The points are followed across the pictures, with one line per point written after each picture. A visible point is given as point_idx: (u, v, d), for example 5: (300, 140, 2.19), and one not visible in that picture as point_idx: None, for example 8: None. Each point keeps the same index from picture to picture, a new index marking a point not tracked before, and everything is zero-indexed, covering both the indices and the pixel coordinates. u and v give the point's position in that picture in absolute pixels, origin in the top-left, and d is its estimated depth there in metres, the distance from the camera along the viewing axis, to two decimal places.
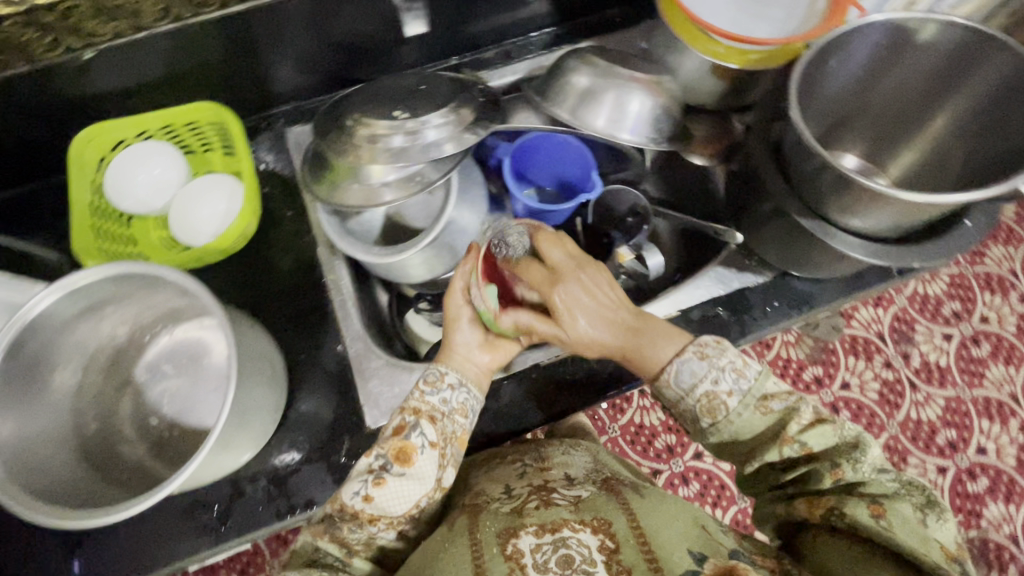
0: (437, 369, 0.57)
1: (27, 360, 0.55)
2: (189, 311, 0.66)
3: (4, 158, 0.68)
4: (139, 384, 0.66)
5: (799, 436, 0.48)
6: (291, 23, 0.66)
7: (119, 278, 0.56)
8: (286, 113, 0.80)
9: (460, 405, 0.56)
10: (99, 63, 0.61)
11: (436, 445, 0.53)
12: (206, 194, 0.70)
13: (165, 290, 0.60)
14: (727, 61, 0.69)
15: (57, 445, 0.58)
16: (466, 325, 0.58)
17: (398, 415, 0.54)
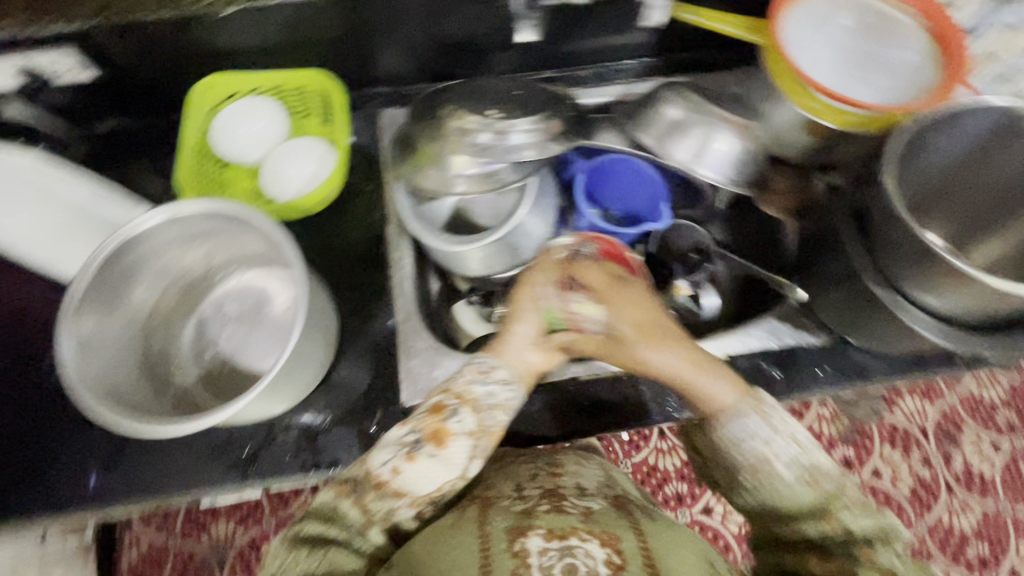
0: (488, 360, 0.57)
1: (120, 271, 0.60)
2: (262, 260, 0.70)
3: (134, 90, 0.75)
4: (202, 316, 0.70)
5: (827, 497, 0.49)
6: (408, 11, 0.70)
7: (214, 216, 0.61)
8: (382, 95, 0.84)
9: (505, 402, 0.55)
10: (234, 20, 0.67)
11: (471, 435, 0.52)
12: (298, 154, 0.74)
13: (249, 236, 0.65)
14: (822, 119, 0.67)
15: (128, 355, 0.63)
16: (526, 320, 0.59)
17: (438, 396, 0.54)
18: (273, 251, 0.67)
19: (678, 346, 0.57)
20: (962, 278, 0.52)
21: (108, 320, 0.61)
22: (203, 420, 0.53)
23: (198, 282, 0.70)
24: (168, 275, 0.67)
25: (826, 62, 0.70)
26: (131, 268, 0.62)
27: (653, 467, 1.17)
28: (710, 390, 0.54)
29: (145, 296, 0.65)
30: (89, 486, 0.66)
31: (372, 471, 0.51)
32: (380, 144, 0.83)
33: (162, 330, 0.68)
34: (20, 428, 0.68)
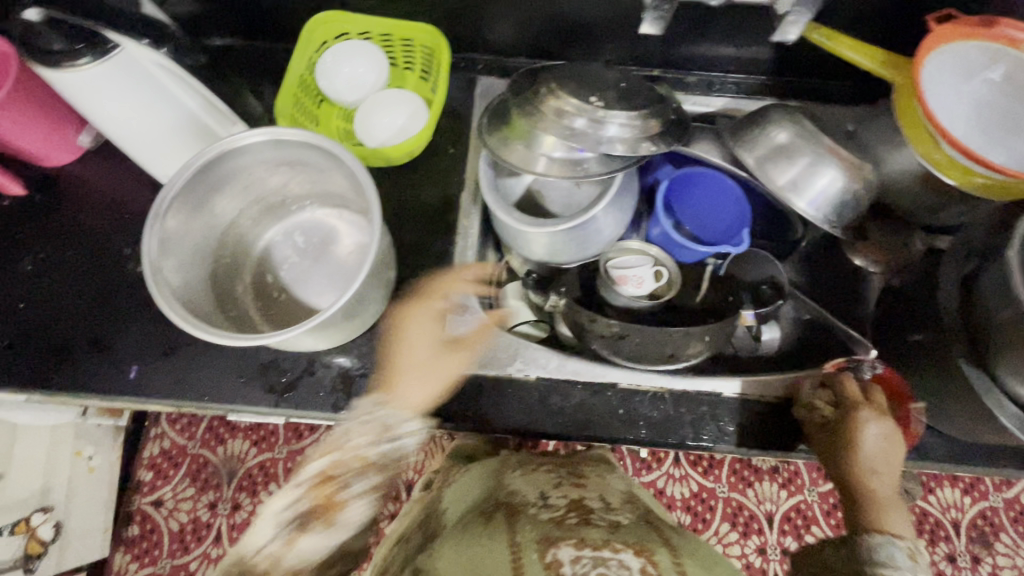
0: (392, 414, 0.57)
1: (213, 180, 0.63)
2: (341, 199, 0.71)
3: (254, 12, 0.77)
4: (275, 241, 0.73)
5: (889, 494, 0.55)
6: None
7: (309, 147, 0.62)
8: (483, 61, 0.83)
9: (400, 448, 0.57)
10: None
11: (374, 489, 0.54)
12: (393, 105, 0.74)
13: (335, 174, 0.66)
14: (945, 173, 0.62)
15: (202, 260, 0.66)
16: (408, 375, 0.61)
17: (313, 480, 0.52)
18: (355, 194, 0.68)
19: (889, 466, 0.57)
20: None
21: (192, 223, 0.64)
22: (260, 337, 0.55)
23: (278, 207, 0.73)
24: (253, 194, 0.69)
25: (965, 115, 0.65)
26: (223, 179, 0.64)
27: (661, 491, 1.15)
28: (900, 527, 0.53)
29: (229, 209, 0.68)
30: (127, 376, 0.69)
31: (249, 551, 0.49)
32: (471, 110, 0.82)
33: (236, 244, 0.71)
34: (89, 308, 0.72)
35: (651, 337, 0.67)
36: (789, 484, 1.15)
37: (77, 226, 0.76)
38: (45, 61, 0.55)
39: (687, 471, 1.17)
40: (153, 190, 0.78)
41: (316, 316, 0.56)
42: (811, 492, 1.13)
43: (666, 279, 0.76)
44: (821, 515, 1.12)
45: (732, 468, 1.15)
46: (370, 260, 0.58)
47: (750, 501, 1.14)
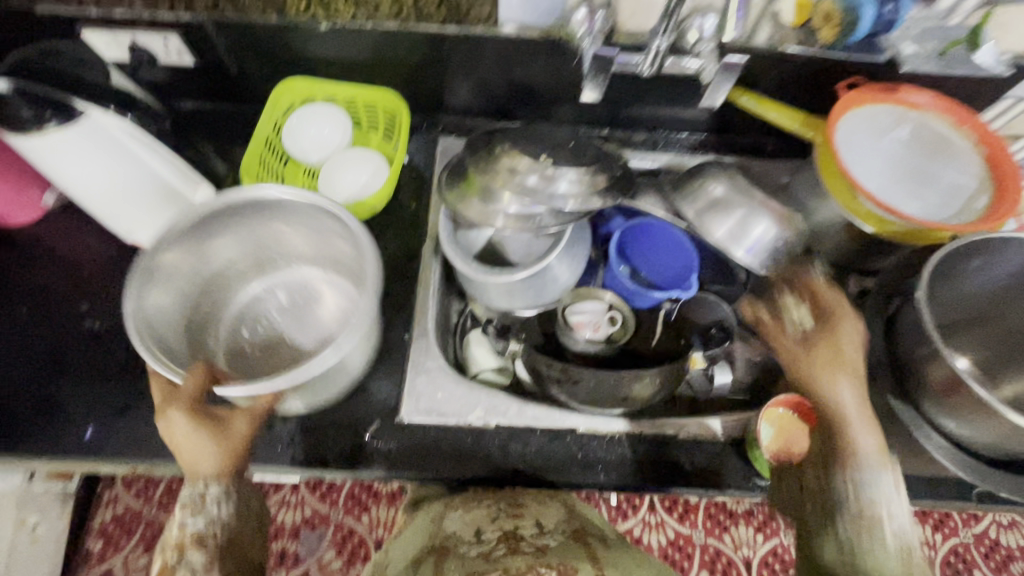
0: (204, 493, 0.54)
1: (212, 224, 0.67)
2: (341, 264, 0.73)
3: (226, 80, 0.82)
4: (257, 296, 0.75)
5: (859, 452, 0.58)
6: (487, 54, 0.75)
7: (316, 208, 0.66)
8: (445, 124, 0.89)
9: (228, 514, 0.55)
10: (328, 34, 0.74)
11: (211, 566, 0.53)
12: (356, 164, 0.78)
13: (339, 240, 0.69)
14: (863, 222, 0.68)
15: (186, 301, 0.68)
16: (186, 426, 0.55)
17: (160, 557, 0.53)
18: (350, 256, 0.70)
19: (868, 430, 0.59)
20: (994, 411, 0.52)
21: (188, 256, 0.67)
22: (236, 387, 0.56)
23: (269, 266, 0.75)
24: (252, 244, 0.72)
25: (878, 169, 0.71)
26: (227, 225, 0.68)
27: (637, 539, 1.14)
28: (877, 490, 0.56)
29: (224, 256, 0.71)
30: (81, 438, 0.66)
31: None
32: (435, 168, 0.87)
33: (219, 293, 0.73)
34: (40, 365, 0.71)
35: (603, 379, 0.68)
36: (763, 525, 1.14)
37: (36, 285, 0.76)
38: (16, 130, 0.58)
39: (662, 518, 1.16)
40: (117, 248, 0.78)
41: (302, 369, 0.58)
42: (786, 535, 1.13)
43: (620, 323, 0.79)
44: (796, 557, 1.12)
45: (707, 512, 1.15)
46: (360, 325, 0.59)
47: (726, 547, 1.13)
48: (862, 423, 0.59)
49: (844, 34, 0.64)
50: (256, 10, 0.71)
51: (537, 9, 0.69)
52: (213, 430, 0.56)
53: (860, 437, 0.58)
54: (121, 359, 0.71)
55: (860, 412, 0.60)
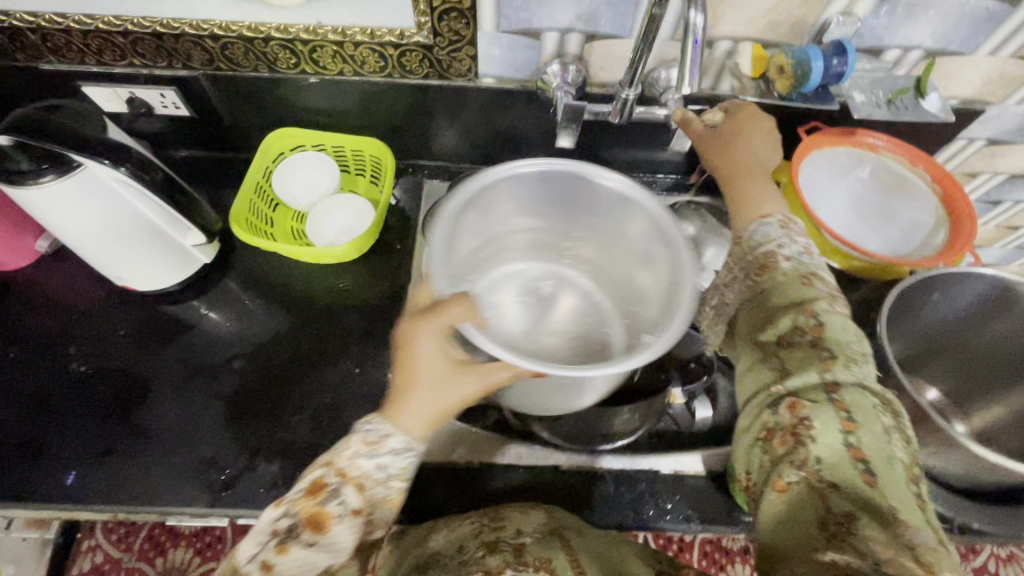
0: (382, 429, 0.52)
1: (483, 199, 0.69)
2: (608, 276, 0.78)
3: (219, 130, 0.86)
4: (512, 278, 0.80)
5: (819, 312, 0.52)
6: (469, 103, 0.79)
7: (652, 215, 0.67)
8: (430, 168, 0.92)
9: (400, 471, 0.51)
10: (317, 87, 0.78)
11: (356, 513, 0.49)
12: (346, 208, 0.83)
13: (630, 234, 0.71)
14: (829, 258, 0.70)
15: (469, 260, 0.73)
16: (422, 355, 0.54)
17: (320, 470, 0.50)
18: (638, 286, 0.73)
19: (761, 185, 0.62)
20: (955, 443, 0.53)
21: (489, 208, 0.71)
22: (567, 368, 0.54)
23: (532, 253, 0.80)
24: (553, 225, 0.76)
25: (840, 207, 0.75)
26: (517, 194, 0.71)
27: None
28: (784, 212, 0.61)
29: (499, 229, 0.75)
30: (62, 483, 0.66)
31: (237, 565, 0.46)
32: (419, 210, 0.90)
33: (497, 242, 0.77)
34: (24, 408, 0.71)
35: (583, 417, 0.69)
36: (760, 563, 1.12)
37: (24, 328, 0.77)
38: (6, 181, 0.60)
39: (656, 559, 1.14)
40: (107, 290, 0.80)
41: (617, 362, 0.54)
42: None
43: None
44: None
45: (703, 550, 1.13)
46: (686, 313, 0.60)
47: None
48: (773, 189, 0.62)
49: (797, 84, 0.64)
50: (248, 66, 0.75)
51: (513, 63, 0.73)
52: (481, 376, 0.55)
53: (763, 186, 0.62)
54: (107, 400, 0.71)
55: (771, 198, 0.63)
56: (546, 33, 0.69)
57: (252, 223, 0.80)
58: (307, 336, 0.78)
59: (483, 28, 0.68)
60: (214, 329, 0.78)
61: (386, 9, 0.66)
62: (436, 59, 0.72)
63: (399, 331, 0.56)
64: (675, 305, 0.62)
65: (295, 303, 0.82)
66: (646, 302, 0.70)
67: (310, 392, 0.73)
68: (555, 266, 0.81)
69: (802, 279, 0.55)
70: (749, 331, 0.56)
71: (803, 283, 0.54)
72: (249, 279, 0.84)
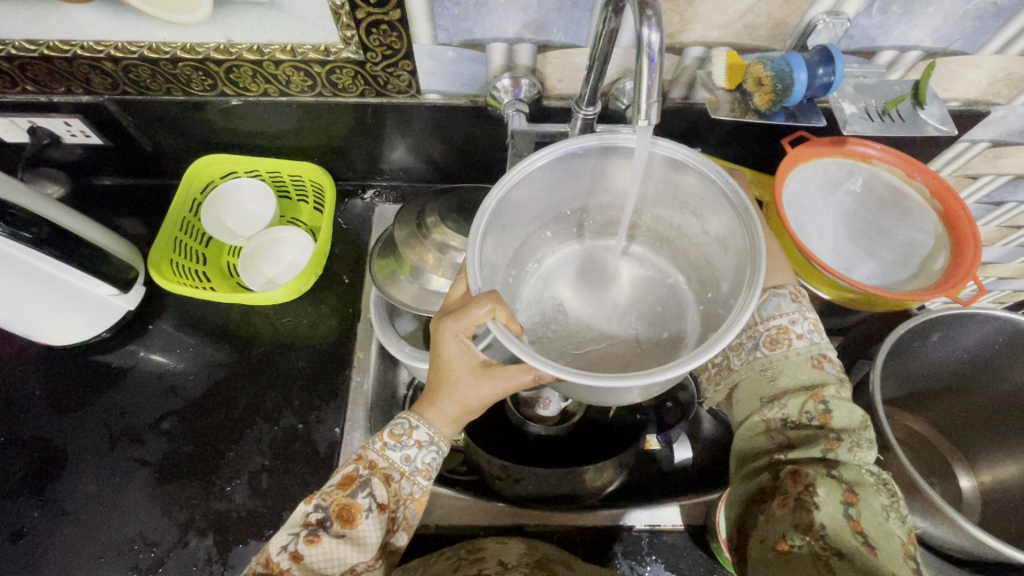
0: (410, 421, 0.48)
1: (524, 187, 0.53)
2: (683, 253, 0.60)
3: (141, 157, 0.77)
4: (557, 262, 0.63)
5: (829, 397, 0.46)
6: (415, 121, 0.70)
7: (721, 185, 0.50)
8: (381, 189, 0.84)
9: (426, 465, 0.48)
10: (241, 110, 0.69)
11: (384, 509, 0.45)
12: (284, 243, 0.78)
13: (709, 212, 0.54)
14: (818, 288, 0.63)
15: (507, 246, 0.57)
16: (451, 349, 0.46)
17: (351, 464, 0.47)
18: (715, 267, 0.56)
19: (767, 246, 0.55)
20: (946, 516, 0.48)
21: (529, 186, 0.53)
22: (586, 376, 0.40)
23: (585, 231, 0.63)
24: (604, 201, 0.59)
25: (831, 226, 0.67)
26: (568, 170, 0.54)
27: None
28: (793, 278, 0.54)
29: (543, 210, 0.59)
30: (24, 519, 0.63)
31: (266, 559, 0.43)
32: (371, 237, 0.82)
33: (531, 232, 0.60)
34: None
35: (547, 478, 0.63)
36: None
37: None
38: None
39: None
40: (27, 342, 0.73)
41: (671, 364, 0.41)
42: None
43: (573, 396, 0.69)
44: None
45: None
46: (750, 305, 0.44)
47: None
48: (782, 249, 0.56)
49: (778, 99, 0.55)
50: (159, 89, 0.66)
51: (458, 77, 0.64)
52: (505, 379, 0.46)
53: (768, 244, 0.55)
54: (32, 465, 0.65)
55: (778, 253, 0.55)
56: (491, 44, 0.59)
57: (177, 266, 0.74)
58: (250, 386, 0.71)
59: (418, 41, 0.59)
60: (146, 379, 0.71)
61: (305, 23, 0.58)
62: (370, 76, 0.64)
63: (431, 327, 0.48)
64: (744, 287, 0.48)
65: (233, 347, 0.74)
66: (720, 281, 0.54)
67: (251, 451, 0.67)
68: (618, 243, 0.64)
69: (811, 361, 0.49)
70: (747, 409, 0.50)
71: (812, 365, 0.49)
72: (183, 320, 0.76)
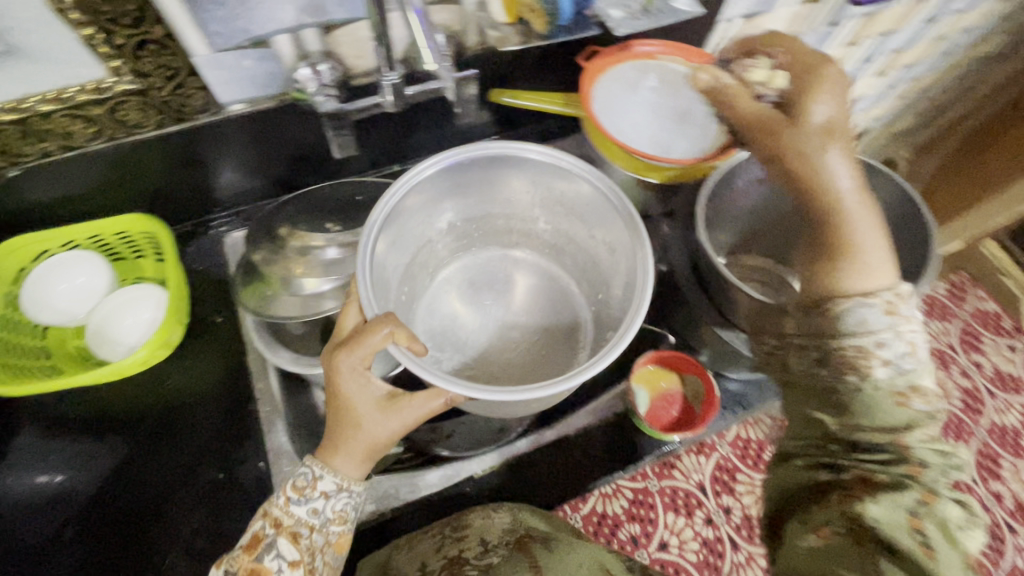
0: (312, 470, 0.49)
1: (409, 201, 0.57)
2: (571, 257, 0.68)
3: None
4: (450, 274, 0.70)
5: (915, 445, 0.43)
6: (232, 138, 0.68)
7: (606, 196, 0.57)
8: (225, 219, 0.80)
9: (338, 513, 0.50)
10: (25, 181, 0.62)
11: (296, 565, 0.47)
12: (134, 302, 0.71)
13: (599, 224, 0.61)
14: (647, 176, 0.73)
15: (400, 260, 0.61)
16: (349, 385, 0.47)
17: (259, 521, 0.49)
18: (603, 269, 0.63)
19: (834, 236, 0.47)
20: None
21: (419, 194, 0.58)
22: (484, 391, 0.46)
23: (477, 242, 0.70)
24: (489, 213, 0.66)
25: (643, 122, 0.75)
26: (456, 182, 0.60)
27: (602, 514, 1.04)
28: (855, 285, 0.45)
29: (432, 226, 0.64)
30: None
31: None
32: (229, 271, 0.78)
33: (426, 246, 0.65)
34: None
35: (475, 427, 0.70)
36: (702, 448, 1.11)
37: None
38: None
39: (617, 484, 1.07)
40: None
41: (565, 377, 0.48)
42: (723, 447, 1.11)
43: None
44: (739, 461, 1.11)
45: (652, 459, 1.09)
46: (643, 307, 0.52)
47: (682, 481, 1.08)
48: (867, 229, 0.47)
49: (552, 19, 0.65)
50: None
51: (254, 80, 0.62)
52: (414, 408, 0.48)
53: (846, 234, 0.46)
54: None
55: (872, 235, 0.47)
56: (274, 37, 0.58)
57: (18, 369, 0.67)
58: (151, 461, 0.66)
59: (195, 53, 0.57)
60: (28, 498, 0.64)
61: (59, 64, 0.53)
62: (159, 103, 0.60)
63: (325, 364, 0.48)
64: (632, 298, 0.54)
65: (115, 430, 0.68)
66: (610, 284, 0.62)
67: (178, 520, 0.64)
68: (505, 252, 0.71)
69: (896, 399, 0.44)
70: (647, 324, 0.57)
71: (897, 404, 0.44)
72: (46, 424, 0.68)
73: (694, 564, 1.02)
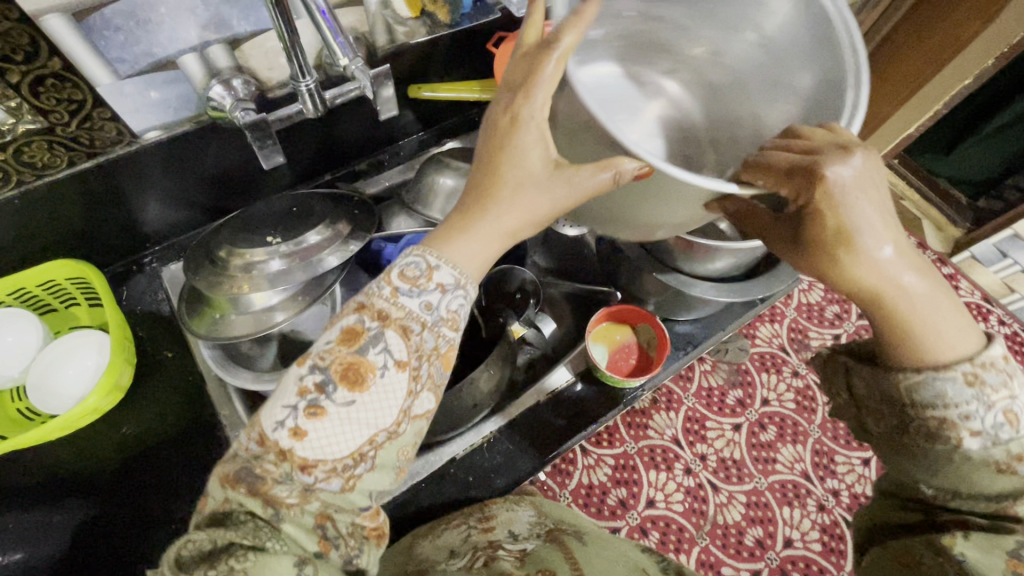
0: (425, 258, 0.41)
1: None
2: (721, 105, 0.56)
3: None
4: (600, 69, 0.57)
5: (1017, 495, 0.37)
6: (153, 167, 0.67)
7: (816, 7, 0.45)
8: (157, 254, 0.78)
9: (452, 314, 0.41)
10: None
11: (404, 366, 0.39)
12: (74, 353, 0.69)
13: (794, 71, 0.48)
14: None
15: None
16: (520, 127, 0.40)
17: (354, 316, 0.39)
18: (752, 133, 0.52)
19: (888, 219, 0.39)
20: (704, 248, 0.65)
21: None
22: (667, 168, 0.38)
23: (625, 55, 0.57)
24: (656, 25, 0.55)
25: None
26: None
27: (589, 486, 1.08)
28: (875, 275, 0.39)
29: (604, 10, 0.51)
30: None
31: (264, 435, 0.37)
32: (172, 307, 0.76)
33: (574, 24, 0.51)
34: None
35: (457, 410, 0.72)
36: (670, 403, 1.17)
37: None
38: None
39: (597, 453, 1.11)
40: None
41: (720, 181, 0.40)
42: (688, 397, 1.18)
43: None
44: (706, 409, 1.17)
45: (626, 423, 1.13)
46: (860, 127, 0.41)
47: (657, 437, 1.14)
48: (947, 319, 0.39)
49: (455, 9, 0.70)
50: None
51: (168, 104, 0.61)
52: (579, 188, 0.41)
53: (853, 211, 0.38)
54: None
55: (937, 305, 0.39)
56: (182, 57, 0.58)
57: None
58: (121, 510, 0.64)
59: (99, 83, 0.55)
60: None
61: None
62: (68, 140, 0.58)
63: (490, 123, 0.42)
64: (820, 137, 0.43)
65: (75, 485, 0.65)
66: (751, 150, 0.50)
67: None
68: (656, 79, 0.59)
69: (993, 468, 0.37)
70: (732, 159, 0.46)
71: (996, 473, 0.37)
72: None
73: (682, 513, 1.08)
